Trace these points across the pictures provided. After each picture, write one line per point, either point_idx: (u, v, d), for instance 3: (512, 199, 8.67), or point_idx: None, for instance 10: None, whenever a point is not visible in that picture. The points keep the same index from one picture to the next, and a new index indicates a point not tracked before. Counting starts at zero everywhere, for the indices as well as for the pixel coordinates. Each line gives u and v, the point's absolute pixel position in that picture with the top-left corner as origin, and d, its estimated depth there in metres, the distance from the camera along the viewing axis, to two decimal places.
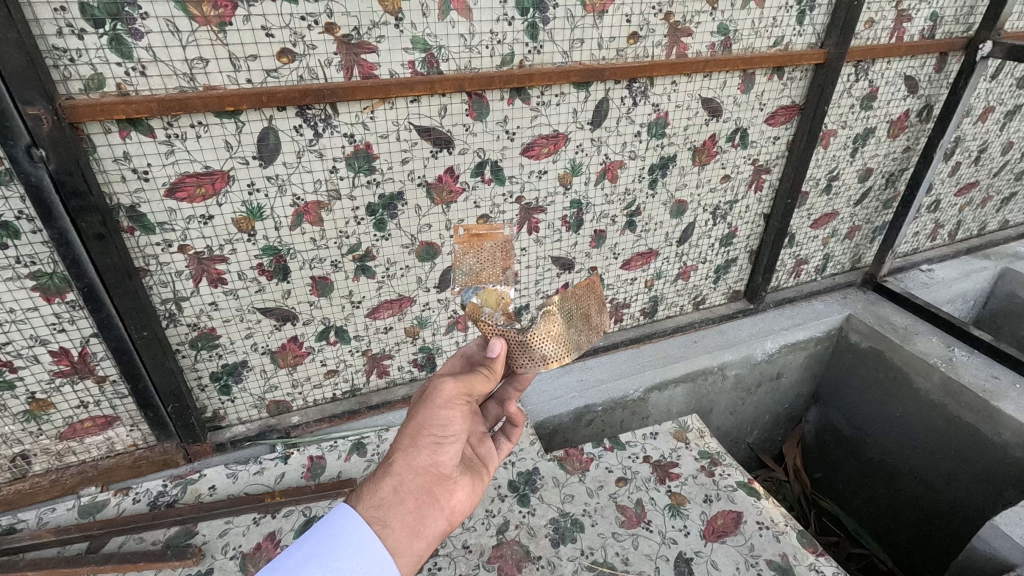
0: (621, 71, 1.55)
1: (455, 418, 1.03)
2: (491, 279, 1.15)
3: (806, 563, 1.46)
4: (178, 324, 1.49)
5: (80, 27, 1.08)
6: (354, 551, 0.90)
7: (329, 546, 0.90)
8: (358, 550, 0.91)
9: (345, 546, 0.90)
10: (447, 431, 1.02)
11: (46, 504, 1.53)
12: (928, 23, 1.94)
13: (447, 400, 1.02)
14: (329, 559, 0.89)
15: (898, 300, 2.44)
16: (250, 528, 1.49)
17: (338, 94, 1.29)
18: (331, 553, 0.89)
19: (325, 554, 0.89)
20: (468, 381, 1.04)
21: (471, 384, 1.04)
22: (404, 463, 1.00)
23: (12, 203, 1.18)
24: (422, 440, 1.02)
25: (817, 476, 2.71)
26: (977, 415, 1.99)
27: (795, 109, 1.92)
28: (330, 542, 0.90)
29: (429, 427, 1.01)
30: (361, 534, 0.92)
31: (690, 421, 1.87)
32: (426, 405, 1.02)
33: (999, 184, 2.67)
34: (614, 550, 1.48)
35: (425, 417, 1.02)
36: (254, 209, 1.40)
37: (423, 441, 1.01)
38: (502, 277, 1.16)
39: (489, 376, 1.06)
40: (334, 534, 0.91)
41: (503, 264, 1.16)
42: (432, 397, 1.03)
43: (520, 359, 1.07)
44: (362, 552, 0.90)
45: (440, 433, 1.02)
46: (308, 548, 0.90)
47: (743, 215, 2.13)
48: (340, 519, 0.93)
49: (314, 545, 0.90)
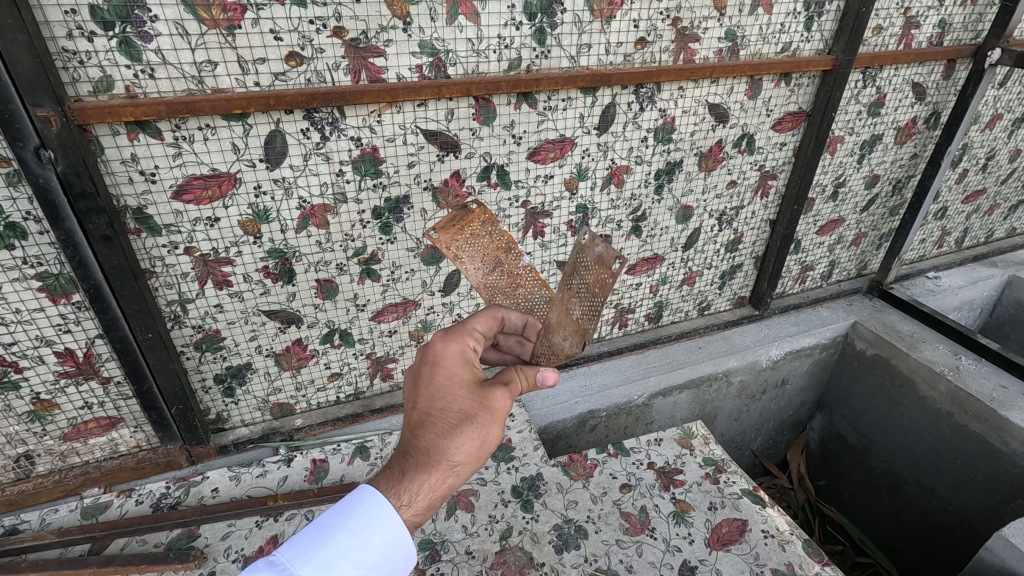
0: (628, 76, 1.54)
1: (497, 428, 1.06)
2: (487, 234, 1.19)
3: (812, 572, 1.45)
4: (183, 326, 1.49)
5: (90, 30, 1.09)
6: (386, 545, 0.90)
7: (362, 538, 0.89)
8: (389, 544, 0.91)
9: (377, 541, 0.90)
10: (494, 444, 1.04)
11: (49, 505, 1.53)
12: (936, 30, 1.93)
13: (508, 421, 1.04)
14: (360, 551, 0.88)
15: (905, 307, 2.42)
16: (251, 531, 1.48)
17: (346, 98, 1.29)
18: (363, 545, 0.89)
19: (358, 548, 0.88)
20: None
21: None
22: (463, 475, 0.97)
23: (20, 205, 1.18)
24: (482, 454, 0.99)
25: (821, 483, 2.68)
26: (984, 425, 1.97)
27: (802, 115, 1.91)
28: (362, 535, 0.89)
29: (493, 443, 1.00)
30: (394, 530, 0.90)
31: (694, 427, 1.86)
32: (496, 422, 1.00)
33: (1006, 192, 2.66)
34: (618, 557, 1.47)
35: (494, 434, 0.99)
36: (261, 211, 1.40)
37: (483, 454, 0.99)
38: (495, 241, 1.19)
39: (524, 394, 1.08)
40: (367, 529, 0.89)
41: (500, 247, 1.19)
42: (501, 414, 1.01)
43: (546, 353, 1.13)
44: (391, 546, 0.91)
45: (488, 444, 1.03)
46: (339, 538, 0.88)
47: (749, 221, 2.12)
48: (374, 513, 0.90)
49: (346, 536, 0.88)
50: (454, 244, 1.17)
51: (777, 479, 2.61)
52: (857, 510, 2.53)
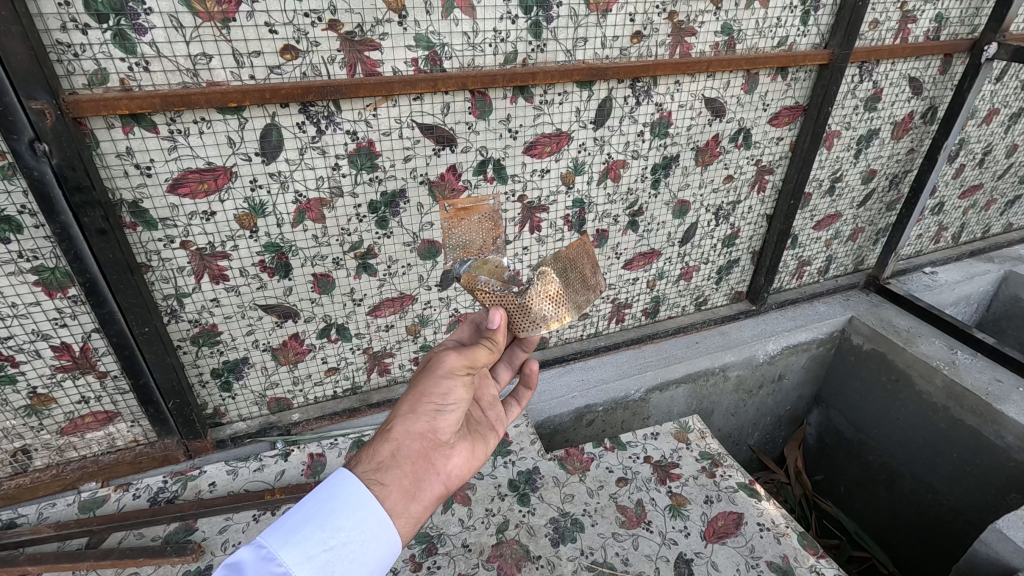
0: (623, 70, 1.54)
1: (458, 389, 1.03)
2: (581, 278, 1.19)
3: (806, 565, 1.46)
4: (179, 320, 1.49)
5: (84, 22, 1.09)
6: (353, 508, 0.90)
7: (328, 503, 0.90)
8: (356, 508, 0.90)
9: (344, 505, 0.90)
10: (447, 400, 1.01)
11: (47, 499, 1.55)
12: (933, 24, 1.93)
13: (452, 372, 1.03)
14: (327, 515, 0.88)
15: (901, 302, 2.43)
16: (249, 524, 1.49)
17: (341, 92, 1.29)
18: (331, 512, 0.89)
19: (326, 513, 0.88)
20: (470, 355, 1.06)
21: (474, 356, 1.06)
22: (403, 429, 0.98)
23: (15, 198, 1.18)
24: (419, 407, 1.00)
25: (817, 479, 2.70)
26: (979, 419, 1.98)
27: (800, 109, 1.91)
28: (329, 503, 0.89)
29: (429, 393, 1.01)
30: (360, 493, 0.91)
31: (691, 422, 1.86)
32: (426, 375, 1.03)
33: (1003, 186, 2.67)
34: (614, 550, 1.47)
35: (426, 387, 1.01)
36: (256, 205, 1.40)
37: (422, 407, 1.00)
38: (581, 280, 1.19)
39: (491, 348, 1.09)
40: (334, 493, 0.90)
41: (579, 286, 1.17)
42: (435, 367, 1.03)
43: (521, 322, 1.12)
44: (361, 513, 0.90)
45: (440, 401, 1.01)
46: (307, 509, 0.89)
47: (745, 216, 2.12)
48: (338, 482, 0.91)
49: (314, 506, 0.89)
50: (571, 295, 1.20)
51: (775, 474, 2.62)
52: (854, 504, 2.54)
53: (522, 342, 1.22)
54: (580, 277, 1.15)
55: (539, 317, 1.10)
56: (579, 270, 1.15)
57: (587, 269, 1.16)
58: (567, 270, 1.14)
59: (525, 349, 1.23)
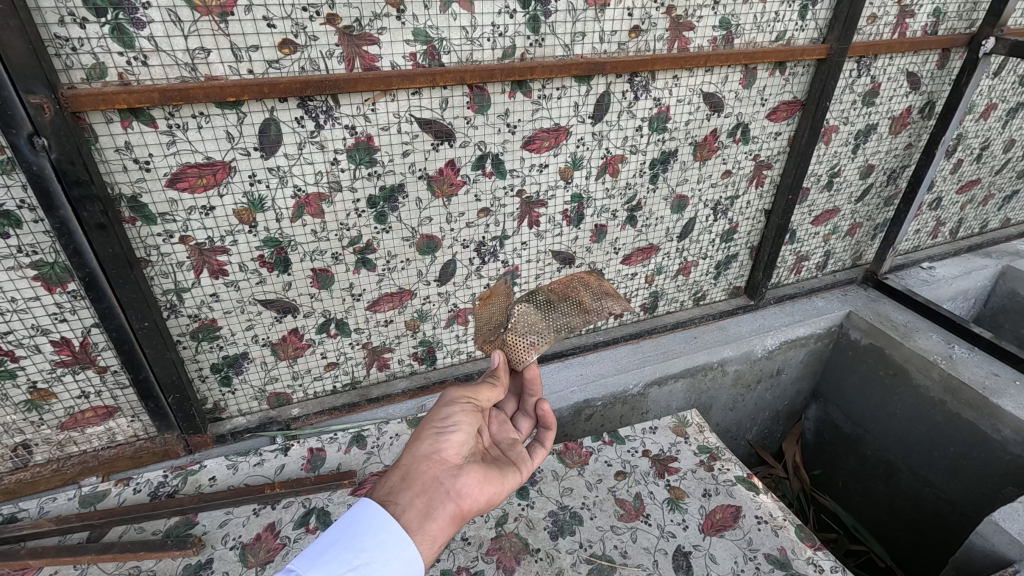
0: (621, 65, 1.54)
1: (460, 413, 1.09)
2: (590, 297, 1.24)
3: (805, 557, 1.46)
4: (179, 315, 1.49)
5: (82, 16, 1.09)
6: (375, 531, 0.93)
7: (352, 528, 0.93)
8: (378, 531, 0.93)
9: (366, 528, 0.93)
10: (448, 423, 1.07)
11: (47, 494, 1.55)
12: (931, 19, 1.93)
13: (452, 400, 1.10)
14: (352, 539, 0.92)
15: (899, 298, 2.43)
16: (249, 519, 1.50)
17: (339, 86, 1.30)
18: (354, 535, 0.92)
19: (349, 536, 0.92)
20: (473, 388, 1.12)
21: (477, 391, 1.12)
22: (410, 453, 1.04)
23: (14, 192, 1.18)
24: (423, 432, 1.06)
25: (816, 473, 2.70)
26: (976, 413, 1.99)
27: (798, 104, 1.91)
28: (351, 526, 0.93)
29: (431, 419, 1.08)
30: (380, 517, 0.95)
31: (689, 416, 1.87)
32: (433, 407, 1.11)
33: (1001, 182, 2.67)
34: (613, 543, 1.48)
35: (431, 417, 1.08)
36: (255, 200, 1.40)
37: (425, 431, 1.06)
38: (591, 297, 1.24)
39: (495, 385, 1.14)
40: (357, 518, 0.94)
41: (583, 301, 1.23)
42: (441, 400, 1.12)
43: (517, 354, 1.15)
44: (382, 534, 0.93)
45: (441, 423, 1.07)
46: (333, 535, 0.93)
47: (743, 211, 2.12)
48: (360, 507, 0.96)
49: (338, 532, 0.93)
50: (583, 295, 1.24)
51: (773, 468, 2.62)
52: (853, 498, 2.55)
53: (531, 386, 1.27)
54: (575, 306, 1.22)
55: (529, 343, 1.15)
56: (573, 297, 1.23)
57: (583, 298, 1.24)
58: (554, 300, 1.22)
59: (539, 391, 1.28)
